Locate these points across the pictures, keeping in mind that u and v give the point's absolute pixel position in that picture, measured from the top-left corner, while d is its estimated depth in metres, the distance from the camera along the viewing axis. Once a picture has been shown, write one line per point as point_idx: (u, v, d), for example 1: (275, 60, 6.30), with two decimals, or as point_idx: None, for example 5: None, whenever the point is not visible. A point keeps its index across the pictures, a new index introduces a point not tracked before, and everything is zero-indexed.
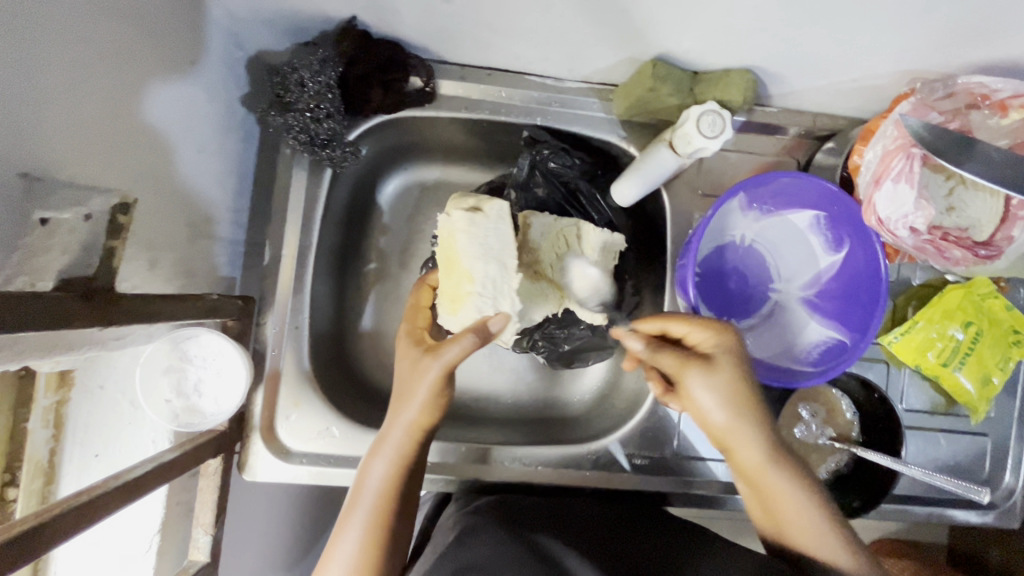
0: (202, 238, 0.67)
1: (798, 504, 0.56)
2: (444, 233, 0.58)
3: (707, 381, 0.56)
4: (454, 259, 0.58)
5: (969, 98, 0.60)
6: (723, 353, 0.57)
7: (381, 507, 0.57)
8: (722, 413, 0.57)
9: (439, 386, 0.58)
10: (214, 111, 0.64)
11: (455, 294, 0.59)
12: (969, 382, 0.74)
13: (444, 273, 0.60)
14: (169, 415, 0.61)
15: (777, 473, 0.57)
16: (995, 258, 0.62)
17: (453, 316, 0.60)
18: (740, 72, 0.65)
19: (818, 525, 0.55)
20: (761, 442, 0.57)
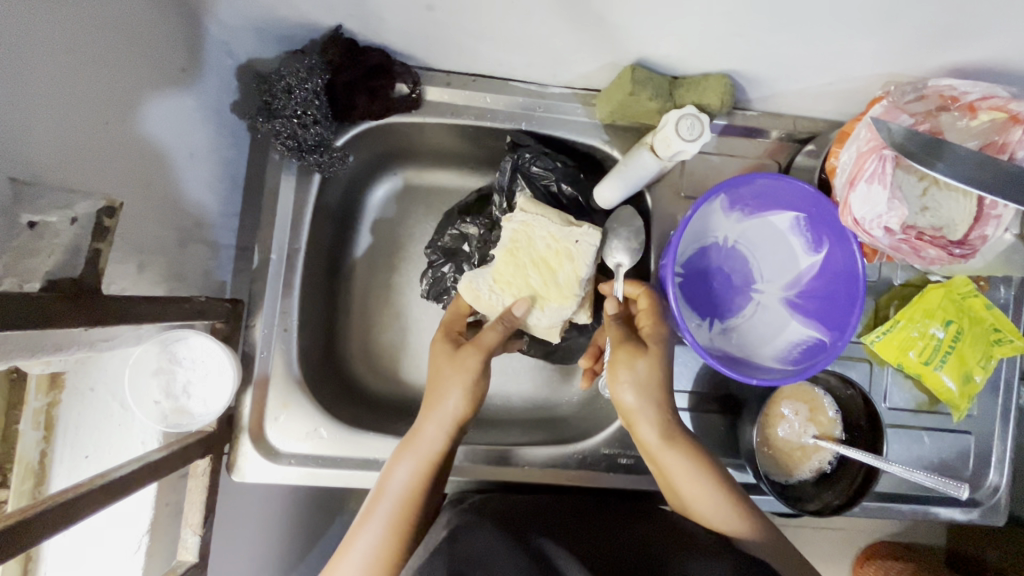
0: (192, 242, 0.68)
1: (697, 486, 0.63)
2: (562, 239, 0.64)
3: (631, 369, 0.62)
4: (569, 263, 0.64)
5: (940, 101, 0.62)
6: (655, 337, 0.65)
7: (409, 503, 0.61)
8: (648, 391, 0.62)
9: (472, 390, 0.62)
10: (204, 118, 0.66)
11: (557, 291, 0.65)
12: (951, 381, 0.75)
13: (535, 272, 0.64)
14: (158, 416, 0.62)
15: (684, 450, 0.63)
16: (969, 256, 0.63)
17: (545, 312, 0.65)
18: (718, 76, 0.66)
19: (717, 495, 0.63)
20: (659, 421, 0.63)
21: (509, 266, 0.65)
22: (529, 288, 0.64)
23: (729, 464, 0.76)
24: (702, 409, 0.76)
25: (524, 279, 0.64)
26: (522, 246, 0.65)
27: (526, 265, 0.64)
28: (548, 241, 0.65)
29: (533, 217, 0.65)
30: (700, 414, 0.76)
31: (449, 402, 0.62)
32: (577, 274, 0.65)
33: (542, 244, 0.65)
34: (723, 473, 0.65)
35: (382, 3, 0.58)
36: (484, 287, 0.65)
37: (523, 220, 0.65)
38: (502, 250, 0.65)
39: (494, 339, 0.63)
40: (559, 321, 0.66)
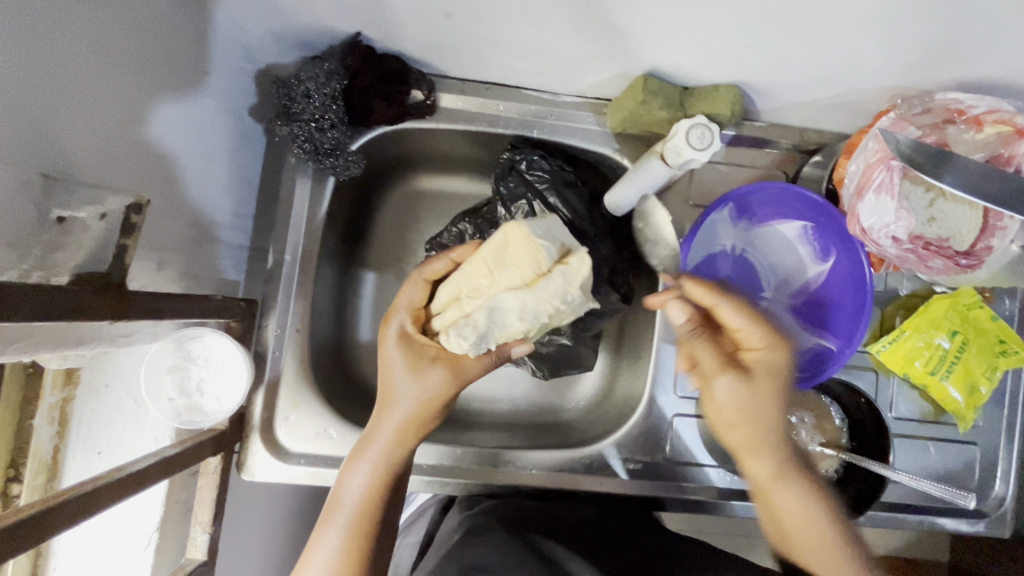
0: (209, 242, 0.68)
1: (814, 515, 0.59)
2: (577, 311, 0.59)
3: (734, 393, 0.59)
4: (567, 326, 0.61)
5: (947, 114, 0.63)
6: (760, 359, 0.59)
7: (366, 509, 0.60)
8: (765, 417, 0.59)
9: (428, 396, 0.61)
10: (223, 120, 0.67)
11: (539, 352, 0.62)
12: (957, 391, 0.75)
13: (532, 336, 0.58)
14: (171, 413, 0.62)
15: (795, 483, 0.60)
16: (975, 267, 0.64)
17: (514, 364, 0.62)
18: (728, 87, 0.68)
19: (829, 536, 0.58)
20: (773, 458, 0.60)
21: (517, 330, 0.56)
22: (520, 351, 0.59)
23: (735, 471, 0.76)
24: None
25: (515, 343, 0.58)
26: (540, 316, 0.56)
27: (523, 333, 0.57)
28: (557, 312, 0.57)
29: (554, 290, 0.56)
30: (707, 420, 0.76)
31: (398, 403, 0.62)
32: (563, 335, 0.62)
33: (557, 312, 0.58)
34: (833, 500, 0.60)
35: (402, 11, 0.60)
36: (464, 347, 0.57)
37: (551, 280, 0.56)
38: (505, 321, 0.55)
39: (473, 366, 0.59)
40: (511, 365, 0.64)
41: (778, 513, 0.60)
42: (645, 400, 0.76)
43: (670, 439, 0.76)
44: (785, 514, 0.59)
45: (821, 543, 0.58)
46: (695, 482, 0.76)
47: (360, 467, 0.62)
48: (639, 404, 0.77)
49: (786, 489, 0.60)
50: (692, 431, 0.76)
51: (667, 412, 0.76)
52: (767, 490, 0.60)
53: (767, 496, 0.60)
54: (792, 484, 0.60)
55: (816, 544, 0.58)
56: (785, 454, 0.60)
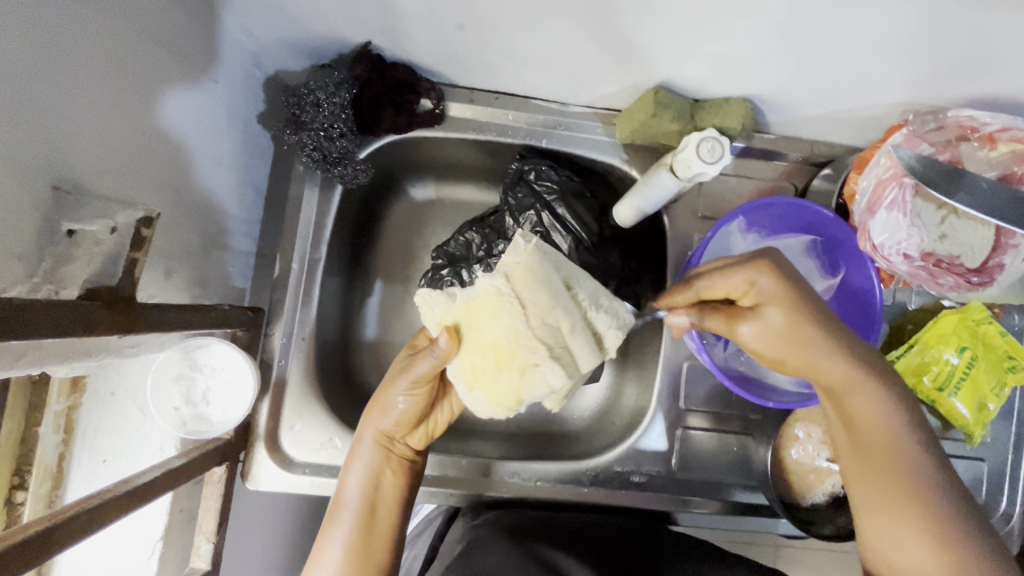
0: (216, 250, 0.68)
1: (889, 416, 0.54)
2: (524, 345, 0.51)
3: (760, 329, 0.55)
4: (517, 374, 0.51)
5: (960, 131, 0.63)
6: (767, 292, 0.55)
7: (366, 512, 0.62)
8: (809, 328, 0.54)
9: (412, 405, 0.62)
10: (232, 128, 0.67)
11: (492, 393, 0.53)
12: (964, 407, 0.75)
13: (481, 356, 0.53)
14: (177, 423, 0.62)
15: (880, 393, 0.55)
16: (986, 284, 0.63)
17: (470, 394, 0.55)
18: (739, 100, 0.67)
19: (911, 461, 0.53)
20: (828, 345, 0.55)
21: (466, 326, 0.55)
22: (469, 362, 0.54)
23: (741, 485, 0.76)
24: (716, 429, 0.76)
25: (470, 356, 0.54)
26: (478, 316, 0.54)
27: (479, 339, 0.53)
28: (512, 330, 0.52)
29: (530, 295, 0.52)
30: (714, 433, 0.76)
31: (393, 407, 0.62)
32: (516, 392, 0.52)
33: (502, 332, 0.52)
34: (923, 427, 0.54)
35: (413, 21, 0.60)
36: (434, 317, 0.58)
37: (500, 289, 0.53)
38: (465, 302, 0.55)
39: (422, 367, 0.58)
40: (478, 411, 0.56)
41: (851, 419, 0.56)
42: (652, 413, 0.76)
43: (676, 452, 0.76)
44: (864, 436, 0.55)
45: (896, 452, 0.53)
46: (701, 496, 0.75)
47: (353, 476, 0.63)
48: (645, 417, 0.77)
49: (860, 393, 0.55)
50: (698, 444, 0.76)
51: (673, 425, 0.76)
52: (839, 398, 0.56)
53: (858, 436, 0.55)
54: (855, 386, 0.55)
55: (882, 474, 0.53)
56: (854, 359, 0.55)
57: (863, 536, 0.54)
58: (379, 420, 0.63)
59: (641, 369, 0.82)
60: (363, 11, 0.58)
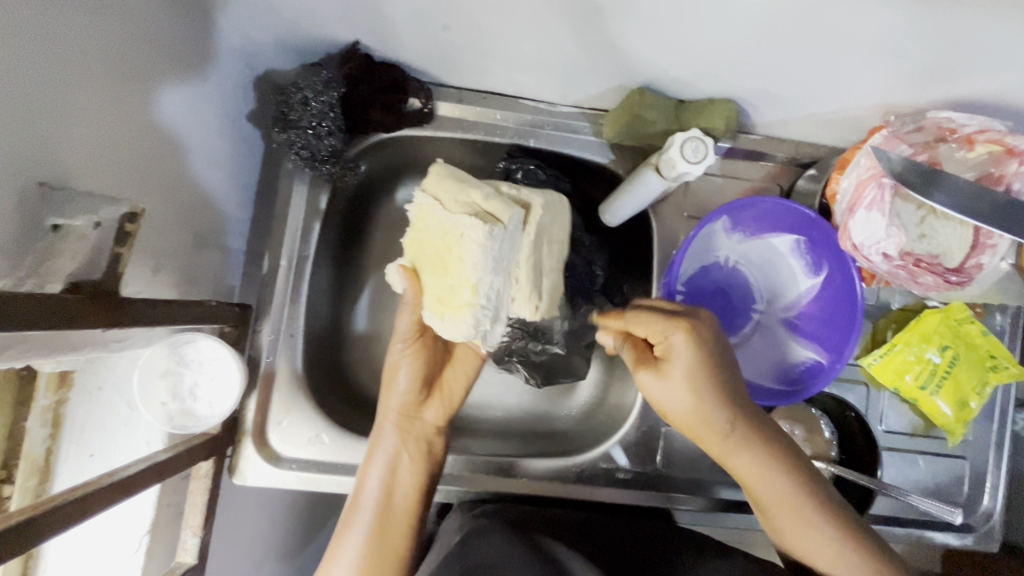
0: (205, 247, 0.69)
1: (778, 484, 0.59)
2: (449, 232, 0.59)
3: (659, 386, 0.58)
4: (460, 265, 0.59)
5: (938, 132, 0.64)
6: (676, 351, 0.57)
7: (384, 506, 0.63)
8: (706, 406, 0.58)
9: (417, 367, 0.69)
10: (221, 126, 0.67)
11: (453, 301, 0.60)
12: (947, 406, 0.76)
13: (432, 273, 0.61)
14: (164, 417, 0.63)
15: (768, 467, 0.60)
16: (965, 284, 0.64)
17: (443, 320, 0.62)
18: (723, 101, 0.68)
19: (806, 516, 0.59)
20: (717, 416, 0.58)
21: (415, 252, 0.62)
22: (431, 291, 0.62)
23: (726, 482, 0.77)
24: None
25: (431, 286, 0.62)
26: (420, 233, 0.62)
27: (428, 256, 0.61)
28: (440, 231, 0.60)
29: (431, 201, 0.60)
30: None
31: (399, 385, 0.69)
32: (469, 284, 0.59)
33: (435, 234, 0.60)
34: (814, 484, 0.60)
35: (401, 21, 0.60)
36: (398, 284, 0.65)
37: (422, 201, 0.61)
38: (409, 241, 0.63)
39: (407, 321, 0.66)
40: (460, 333, 0.62)
41: (748, 485, 0.61)
42: (637, 410, 0.77)
43: (661, 449, 0.76)
44: (765, 500, 0.60)
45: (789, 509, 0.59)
46: (686, 493, 0.76)
47: (375, 469, 0.65)
48: (631, 413, 0.77)
49: (743, 462, 0.60)
50: (682, 442, 0.76)
51: (658, 423, 0.76)
52: (729, 465, 0.61)
53: (756, 495, 0.61)
54: (745, 455, 0.60)
55: (797, 525, 0.59)
56: (752, 438, 0.59)
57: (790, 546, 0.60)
58: (394, 400, 0.69)
59: (628, 367, 0.82)
60: (351, 11, 0.59)
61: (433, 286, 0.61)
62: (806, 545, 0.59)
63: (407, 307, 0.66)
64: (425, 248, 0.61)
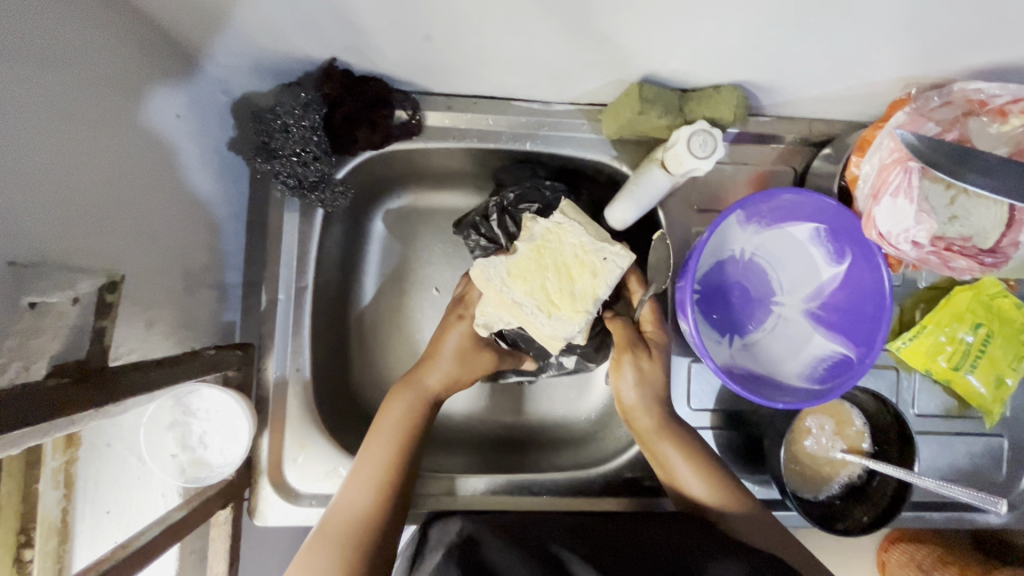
0: (200, 289, 0.66)
1: (697, 454, 0.66)
2: (591, 251, 0.61)
3: (636, 365, 0.68)
4: (590, 277, 0.61)
5: (968, 106, 0.59)
6: (660, 342, 0.70)
7: (358, 524, 0.58)
8: (652, 385, 0.69)
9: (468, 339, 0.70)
10: (201, 160, 0.64)
11: (570, 302, 0.60)
12: (981, 384, 0.73)
13: (553, 278, 0.60)
14: (177, 471, 0.62)
15: (688, 438, 0.67)
16: (1001, 264, 0.60)
17: (550, 319, 0.60)
18: (729, 88, 0.64)
19: (720, 482, 0.65)
20: (658, 391, 0.69)
21: (529, 260, 0.61)
22: (543, 291, 0.60)
23: (756, 481, 0.75)
24: (724, 426, 0.75)
25: (545, 287, 0.60)
26: (549, 248, 0.61)
27: (547, 265, 0.61)
28: (576, 250, 0.61)
29: (569, 221, 0.62)
30: (725, 429, 0.75)
31: (450, 348, 0.69)
32: (594, 291, 0.61)
33: (570, 252, 0.61)
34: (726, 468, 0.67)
35: (379, 35, 0.56)
36: (499, 274, 0.61)
37: (558, 221, 0.62)
38: (530, 245, 0.61)
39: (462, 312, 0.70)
40: (560, 335, 0.61)
41: (664, 457, 0.67)
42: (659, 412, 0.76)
43: None
44: (678, 465, 0.66)
45: (702, 475, 0.65)
46: None
47: (361, 473, 0.61)
48: None
49: (668, 436, 0.67)
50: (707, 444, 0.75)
51: None
52: (651, 442, 0.68)
53: (669, 468, 0.67)
54: (672, 431, 0.67)
55: (713, 484, 0.65)
56: (679, 419, 0.69)
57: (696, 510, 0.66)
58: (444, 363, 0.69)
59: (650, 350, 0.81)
60: (323, 28, 0.55)
61: (535, 293, 0.60)
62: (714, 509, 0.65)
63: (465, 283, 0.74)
64: (546, 258, 0.61)
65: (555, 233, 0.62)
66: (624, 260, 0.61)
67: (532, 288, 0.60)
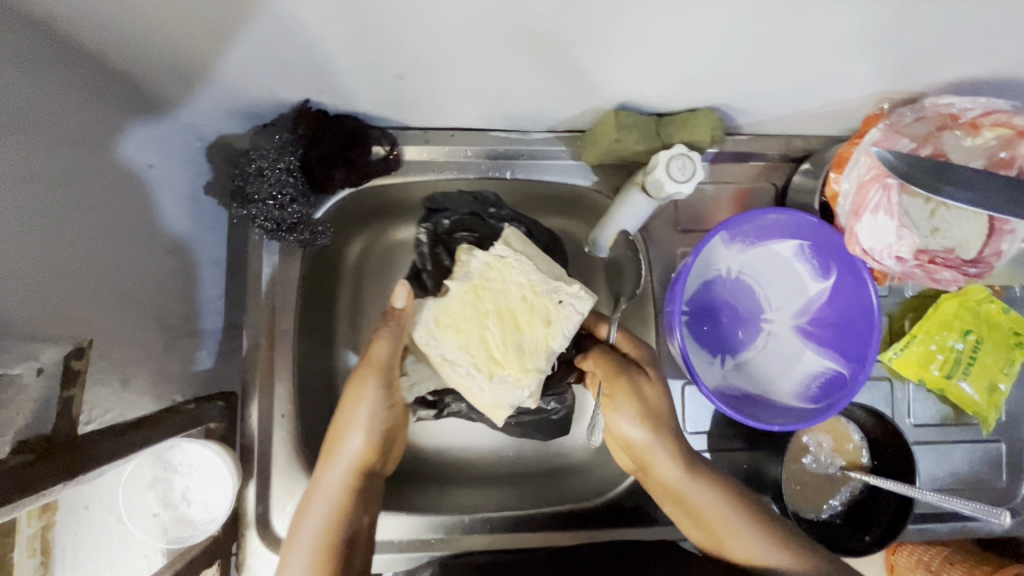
0: (182, 339, 0.64)
1: (723, 501, 0.63)
2: (541, 293, 0.59)
3: (629, 408, 0.63)
4: (541, 326, 0.58)
5: (940, 120, 0.59)
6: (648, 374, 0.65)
7: None
8: (659, 428, 0.64)
9: (376, 408, 0.65)
10: (178, 207, 0.63)
11: (517, 360, 0.58)
12: (974, 391, 0.73)
13: (495, 328, 0.58)
14: (159, 532, 0.59)
15: (708, 485, 0.64)
16: (985, 273, 0.60)
17: (492, 380, 0.58)
18: (706, 110, 0.64)
19: (751, 529, 0.62)
20: (666, 433, 0.64)
21: (466, 307, 0.58)
22: (483, 345, 0.57)
23: None
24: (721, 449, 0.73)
25: (487, 341, 0.58)
26: (487, 291, 0.58)
27: (489, 314, 0.58)
28: (523, 291, 0.59)
29: (513, 257, 0.59)
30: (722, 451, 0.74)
31: (353, 433, 0.65)
32: (547, 342, 0.59)
33: (514, 293, 0.59)
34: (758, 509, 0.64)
35: (351, 78, 0.56)
36: (431, 322, 0.58)
37: (500, 256, 0.59)
38: (466, 286, 0.58)
39: (385, 355, 0.62)
40: (505, 399, 0.58)
41: (690, 505, 0.64)
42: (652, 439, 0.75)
43: None
44: (705, 514, 0.64)
45: (731, 523, 0.62)
46: None
47: None
48: None
49: (693, 485, 0.64)
50: None
51: None
52: (678, 491, 0.64)
53: (697, 515, 0.64)
54: (695, 479, 0.64)
55: (740, 536, 0.62)
56: (696, 462, 0.65)
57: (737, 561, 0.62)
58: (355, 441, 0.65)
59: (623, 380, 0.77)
60: (295, 73, 0.54)
61: (473, 350, 0.57)
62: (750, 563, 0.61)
63: (387, 330, 0.62)
64: (484, 304, 0.58)
65: (496, 277, 0.59)
66: (581, 305, 0.59)
67: (467, 344, 0.57)
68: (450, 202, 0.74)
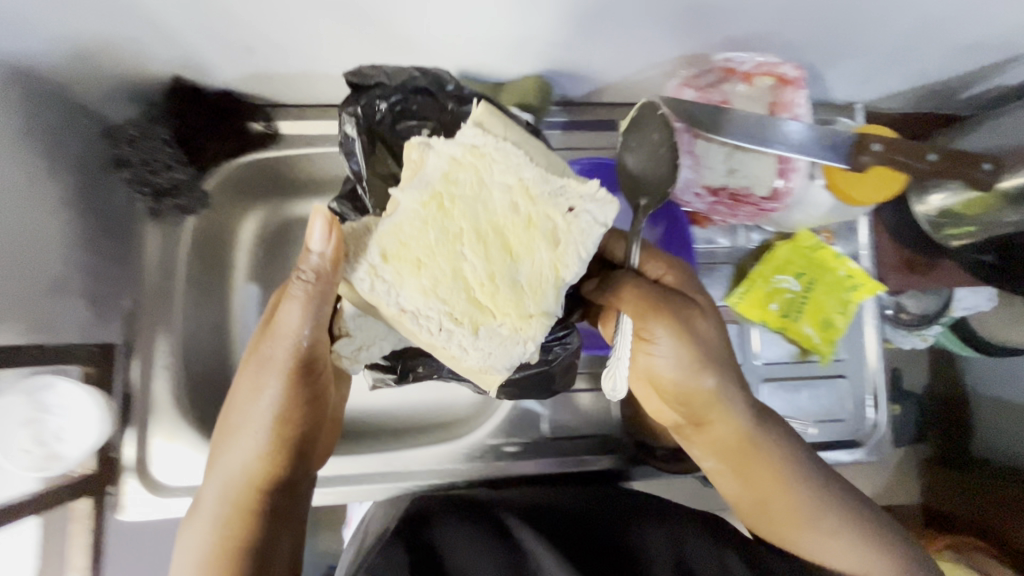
0: (66, 296, 0.69)
1: (793, 477, 0.61)
2: (539, 206, 0.50)
3: (680, 357, 0.58)
4: (548, 249, 0.50)
5: (723, 72, 0.68)
6: (699, 318, 0.59)
7: None
8: (727, 386, 0.60)
9: (283, 393, 0.56)
10: (57, 176, 0.67)
11: (512, 304, 0.51)
12: (811, 329, 0.79)
13: (478, 259, 0.49)
14: (29, 463, 0.63)
15: (780, 460, 0.62)
16: (779, 206, 0.74)
17: (471, 335, 0.51)
18: (533, 77, 0.70)
19: (817, 517, 0.60)
20: (731, 390, 0.60)
21: (430, 229, 0.49)
22: (463, 286, 0.50)
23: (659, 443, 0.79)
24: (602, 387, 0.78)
25: (467, 277, 0.50)
26: (450, 207, 0.49)
27: (464, 239, 0.49)
28: (510, 201, 0.50)
29: (491, 152, 0.50)
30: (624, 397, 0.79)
31: (263, 401, 0.56)
32: (554, 269, 0.51)
33: (501, 206, 0.50)
34: (836, 489, 0.62)
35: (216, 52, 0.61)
36: (378, 257, 0.50)
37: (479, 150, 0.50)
38: (428, 197, 0.49)
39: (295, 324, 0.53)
40: (492, 362, 0.52)
41: (750, 474, 0.62)
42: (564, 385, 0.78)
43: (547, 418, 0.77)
44: (767, 489, 0.62)
45: (795, 506, 0.61)
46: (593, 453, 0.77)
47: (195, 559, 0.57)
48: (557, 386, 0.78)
49: (758, 454, 0.62)
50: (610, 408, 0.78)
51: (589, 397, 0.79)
52: (742, 458, 0.62)
53: (750, 486, 0.63)
54: (761, 448, 0.62)
55: (801, 520, 0.61)
56: (769, 433, 0.62)
57: (784, 535, 0.62)
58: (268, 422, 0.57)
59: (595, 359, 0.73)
60: (156, 47, 0.59)
61: (440, 296, 0.50)
62: (809, 546, 0.61)
63: (301, 290, 0.50)
64: (453, 225, 0.49)
65: (472, 193, 0.50)
66: (588, 229, 0.50)
67: (431, 291, 0.50)
68: (386, 77, 0.62)
